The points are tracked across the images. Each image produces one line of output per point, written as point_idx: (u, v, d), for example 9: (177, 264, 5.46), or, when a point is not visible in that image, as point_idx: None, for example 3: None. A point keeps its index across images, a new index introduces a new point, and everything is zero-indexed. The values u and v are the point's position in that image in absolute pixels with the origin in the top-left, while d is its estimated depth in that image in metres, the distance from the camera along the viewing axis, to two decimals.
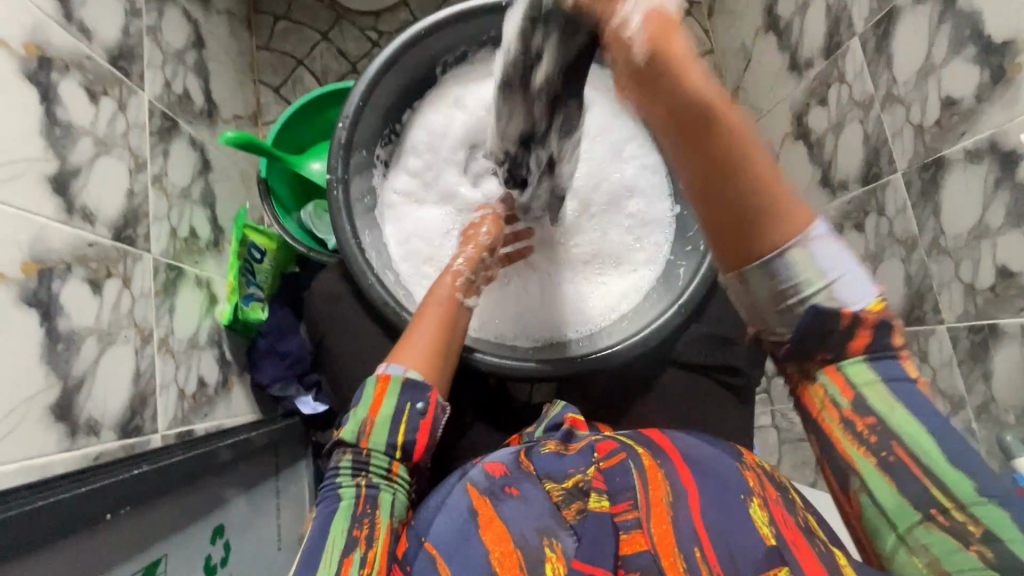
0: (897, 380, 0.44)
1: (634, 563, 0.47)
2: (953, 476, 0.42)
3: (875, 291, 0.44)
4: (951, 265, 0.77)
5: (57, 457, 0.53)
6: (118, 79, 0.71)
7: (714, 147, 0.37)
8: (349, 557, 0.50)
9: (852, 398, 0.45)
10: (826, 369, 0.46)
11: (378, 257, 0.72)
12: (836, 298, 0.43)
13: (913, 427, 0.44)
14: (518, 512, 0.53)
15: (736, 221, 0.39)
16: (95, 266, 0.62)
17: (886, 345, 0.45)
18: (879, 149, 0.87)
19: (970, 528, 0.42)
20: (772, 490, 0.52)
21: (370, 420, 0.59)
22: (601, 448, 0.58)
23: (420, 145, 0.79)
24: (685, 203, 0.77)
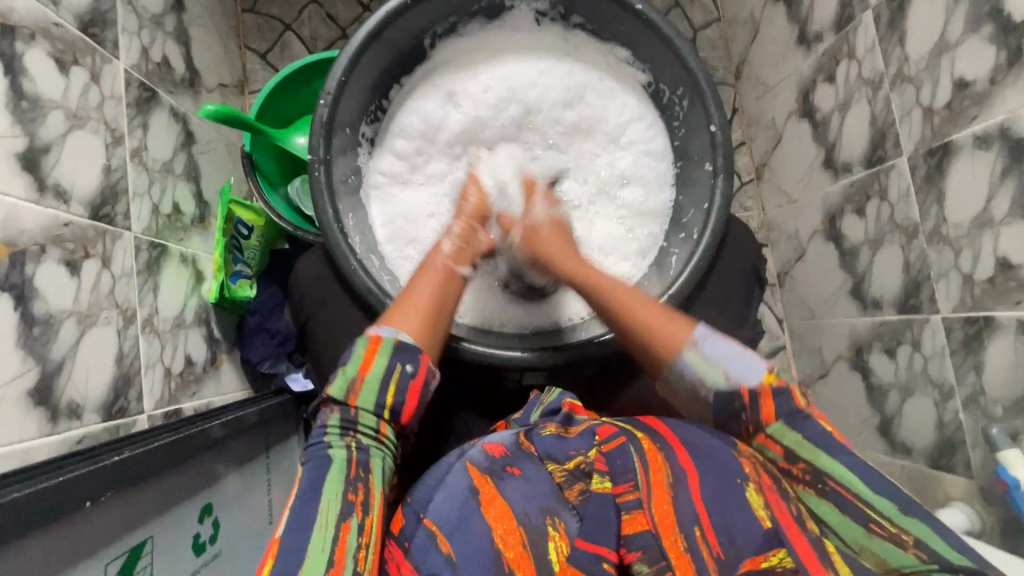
0: (812, 430, 0.50)
1: (635, 543, 0.49)
2: (877, 497, 0.47)
3: (762, 366, 0.55)
4: (951, 255, 0.75)
5: (38, 441, 0.53)
6: (89, 47, 0.67)
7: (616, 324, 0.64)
8: (347, 523, 0.49)
9: (781, 451, 0.52)
10: (758, 437, 0.54)
11: (362, 241, 0.71)
12: (729, 379, 0.56)
13: (836, 464, 0.49)
14: (520, 491, 0.53)
15: (643, 334, 0.62)
16: (71, 247, 0.60)
17: (793, 410, 0.52)
18: (886, 131, 0.84)
19: (903, 537, 0.45)
20: (767, 476, 0.50)
21: (360, 378, 0.56)
22: (602, 430, 0.57)
23: (411, 126, 0.76)
24: (681, 188, 0.74)
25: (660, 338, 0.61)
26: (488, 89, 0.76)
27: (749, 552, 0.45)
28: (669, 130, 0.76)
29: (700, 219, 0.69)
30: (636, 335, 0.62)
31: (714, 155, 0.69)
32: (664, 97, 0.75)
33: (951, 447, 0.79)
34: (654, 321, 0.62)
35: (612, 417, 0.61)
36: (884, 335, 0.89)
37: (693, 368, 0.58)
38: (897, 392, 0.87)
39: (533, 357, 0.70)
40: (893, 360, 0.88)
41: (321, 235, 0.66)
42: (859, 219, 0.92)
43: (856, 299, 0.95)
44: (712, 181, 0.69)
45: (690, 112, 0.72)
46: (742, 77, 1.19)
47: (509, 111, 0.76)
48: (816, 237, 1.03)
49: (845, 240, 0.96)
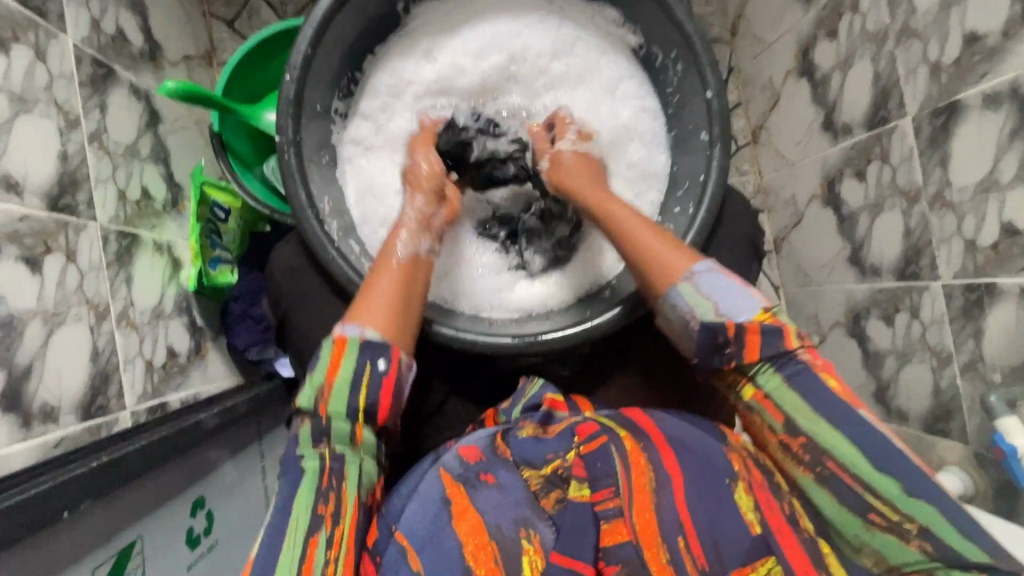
0: (816, 395, 0.48)
1: (615, 556, 0.49)
2: (881, 479, 0.46)
3: (756, 303, 0.52)
4: (953, 220, 0.73)
5: (12, 449, 0.51)
6: (32, 22, 0.62)
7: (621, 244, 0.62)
8: (314, 538, 0.48)
9: (780, 419, 0.50)
10: (751, 393, 0.51)
11: (340, 225, 0.67)
12: (718, 314, 0.53)
13: (841, 443, 0.47)
14: (494, 501, 0.52)
15: (638, 258, 0.59)
16: (30, 243, 0.57)
17: (780, 350, 0.50)
18: (889, 90, 0.80)
19: (907, 526, 0.45)
20: (759, 472, 0.50)
21: (329, 384, 0.54)
22: (581, 431, 0.56)
23: (383, 87, 0.71)
24: (676, 158, 0.70)
25: (659, 265, 0.58)
26: (467, 49, 0.71)
27: (735, 562, 0.46)
28: (663, 97, 0.72)
29: (696, 193, 0.66)
30: (636, 257, 0.60)
31: (710, 122, 0.66)
32: (656, 61, 0.70)
33: (947, 413, 0.78)
34: (650, 246, 0.59)
35: (594, 412, 0.59)
36: (882, 302, 0.88)
37: (680, 297, 0.55)
38: (894, 359, 0.87)
39: (522, 344, 0.64)
40: (890, 327, 0.87)
41: (295, 221, 0.62)
42: (859, 183, 0.89)
43: (854, 266, 0.93)
44: (709, 152, 0.66)
45: (684, 77, 0.67)
46: (738, 34, 1.13)
47: (492, 69, 0.72)
48: (814, 202, 1.00)
49: (844, 206, 0.93)
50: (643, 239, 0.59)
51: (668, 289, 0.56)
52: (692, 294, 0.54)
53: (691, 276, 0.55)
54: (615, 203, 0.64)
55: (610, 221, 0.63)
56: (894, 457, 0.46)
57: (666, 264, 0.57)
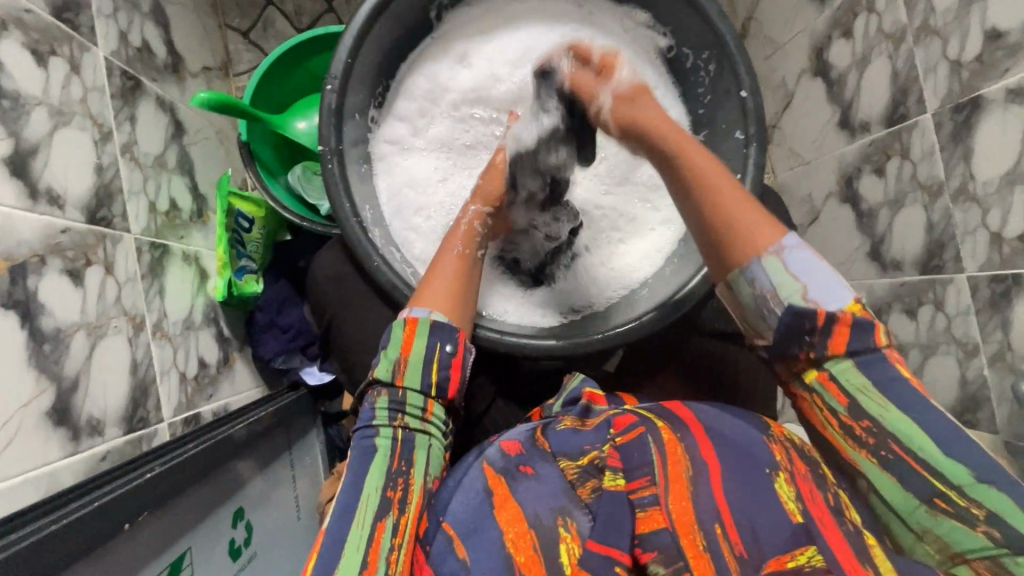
0: (884, 378, 0.46)
1: (651, 542, 0.46)
2: (950, 466, 0.44)
3: (849, 293, 0.48)
4: (978, 213, 0.74)
5: (62, 463, 0.51)
6: (66, 35, 0.62)
7: (704, 190, 0.54)
8: (382, 523, 0.49)
9: (845, 402, 0.47)
10: (815, 375, 0.49)
11: (382, 233, 0.67)
12: (808, 299, 0.48)
13: (907, 425, 0.45)
14: (533, 493, 0.50)
15: (719, 213, 0.53)
16: (72, 255, 0.56)
17: (867, 344, 0.47)
18: (909, 87, 0.81)
19: (974, 512, 0.43)
20: (802, 463, 0.49)
21: (403, 359, 0.56)
22: (619, 422, 0.53)
23: (420, 90, 0.72)
24: (709, 158, 0.71)
25: (743, 231, 0.51)
26: (502, 57, 0.72)
27: (773, 552, 0.44)
28: (692, 98, 0.73)
29: None
30: (721, 208, 0.52)
31: (745, 123, 0.66)
32: (687, 62, 0.71)
33: (974, 404, 0.79)
34: (734, 204, 0.52)
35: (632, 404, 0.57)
36: (903, 296, 0.88)
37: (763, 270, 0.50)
38: (917, 352, 0.87)
39: (567, 346, 0.64)
40: (913, 321, 0.87)
41: (340, 229, 0.62)
42: (878, 179, 0.90)
43: (873, 261, 0.94)
44: (744, 151, 0.66)
45: (718, 78, 0.68)
46: (748, 36, 1.15)
47: (529, 81, 0.71)
48: (830, 199, 1.01)
49: (862, 202, 0.94)
50: (730, 201, 0.52)
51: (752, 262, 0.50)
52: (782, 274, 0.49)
53: (784, 249, 0.49)
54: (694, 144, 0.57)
55: (695, 171, 0.54)
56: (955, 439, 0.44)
57: (754, 229, 0.51)
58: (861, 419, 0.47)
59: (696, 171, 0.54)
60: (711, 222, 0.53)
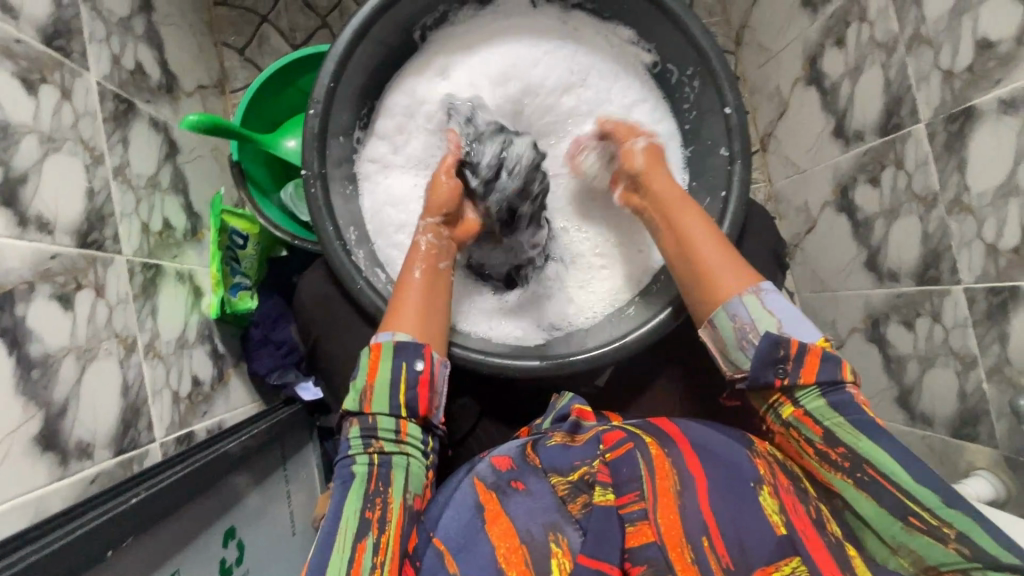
0: (854, 413, 0.50)
1: (641, 556, 0.45)
2: (920, 489, 0.46)
3: (818, 334, 0.55)
4: (973, 224, 0.73)
5: (50, 488, 0.52)
6: (57, 62, 0.63)
7: (700, 238, 0.60)
8: (361, 544, 0.49)
9: (820, 432, 0.51)
10: (792, 411, 0.53)
11: (366, 254, 0.67)
12: (782, 330, 0.54)
13: (878, 451, 0.48)
14: (526, 509, 0.51)
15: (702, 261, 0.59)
16: (62, 281, 0.57)
17: (835, 378, 0.52)
18: (902, 97, 0.80)
19: (944, 530, 0.45)
20: (784, 477, 0.50)
21: (370, 386, 0.57)
22: (608, 437, 0.54)
23: (399, 108, 0.72)
24: (695, 173, 0.71)
25: (718, 278, 0.57)
26: (483, 77, 0.72)
27: (760, 562, 0.43)
28: (679, 114, 0.72)
29: (718, 209, 0.66)
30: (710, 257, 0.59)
31: (729, 139, 0.65)
32: (671, 78, 0.71)
33: (974, 417, 0.78)
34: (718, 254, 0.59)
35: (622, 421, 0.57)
36: (901, 307, 0.87)
37: (744, 309, 0.55)
38: (916, 363, 0.86)
39: (552, 367, 0.64)
40: (911, 331, 0.86)
41: (321, 250, 0.63)
42: (873, 189, 0.89)
43: (871, 271, 0.92)
44: (728, 168, 0.66)
45: (702, 94, 0.68)
46: (743, 43, 1.14)
47: (506, 99, 0.72)
48: (827, 208, 1.00)
49: (858, 212, 0.93)
50: (712, 249, 0.59)
51: (734, 297, 0.56)
52: (761, 311, 0.55)
53: (762, 293, 0.56)
54: (689, 205, 0.63)
55: (664, 200, 0.64)
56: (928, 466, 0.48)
57: (728, 276, 0.57)
58: (835, 446, 0.50)
59: (692, 226, 0.61)
60: (697, 269, 0.59)
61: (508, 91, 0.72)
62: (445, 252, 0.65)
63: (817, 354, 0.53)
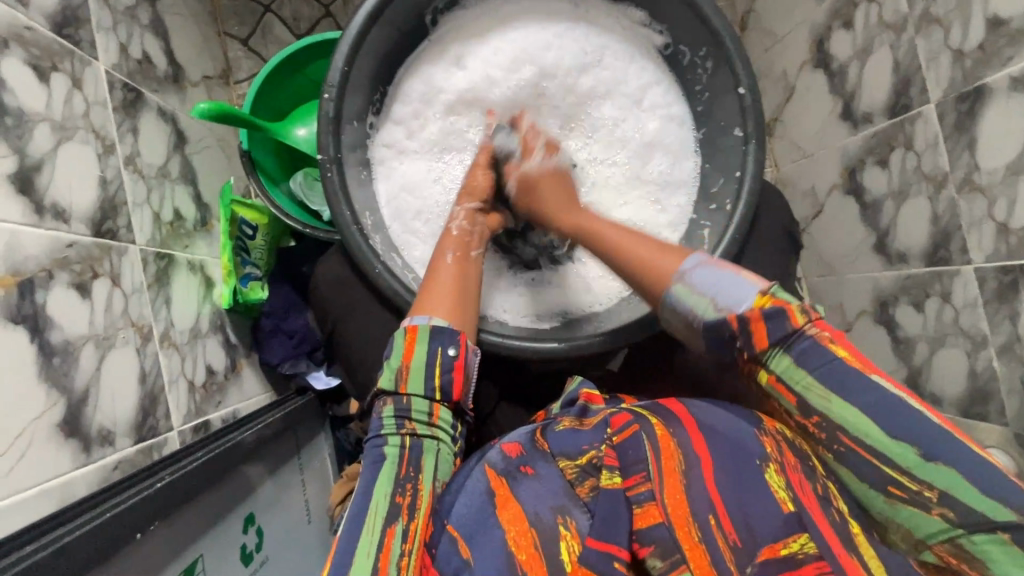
0: (821, 368, 0.47)
1: (648, 537, 0.46)
2: (898, 450, 0.44)
3: (753, 288, 0.51)
4: (984, 203, 0.73)
5: (75, 474, 0.52)
6: (66, 50, 0.62)
7: (621, 246, 0.60)
8: (392, 528, 0.49)
9: (795, 400, 0.48)
10: (765, 377, 0.50)
11: (382, 240, 0.67)
12: (717, 308, 0.52)
13: (848, 413, 0.45)
14: (534, 492, 0.50)
15: (634, 267, 0.59)
16: (79, 269, 0.57)
17: (788, 331, 0.48)
18: (911, 78, 0.80)
19: (927, 495, 0.43)
20: (792, 454, 0.48)
21: (404, 368, 0.57)
22: (616, 420, 0.53)
23: (416, 93, 0.72)
24: (708, 155, 0.71)
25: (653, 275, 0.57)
26: (497, 59, 0.72)
27: (767, 539, 0.43)
28: (691, 95, 0.72)
29: (733, 189, 0.66)
30: (632, 264, 0.59)
31: (743, 118, 0.65)
32: (684, 59, 0.71)
33: (984, 396, 0.78)
34: (641, 255, 0.58)
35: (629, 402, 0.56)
36: (910, 288, 0.87)
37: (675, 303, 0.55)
38: (925, 344, 0.86)
39: (567, 347, 0.64)
40: (920, 312, 0.86)
41: (339, 236, 0.63)
42: (882, 171, 0.89)
43: (879, 253, 0.93)
44: (743, 148, 0.66)
45: (714, 75, 0.68)
46: (748, 28, 1.14)
47: (522, 83, 0.72)
48: (834, 191, 1.00)
49: (867, 194, 0.93)
50: (633, 250, 0.59)
51: (665, 293, 0.56)
52: (692, 299, 0.54)
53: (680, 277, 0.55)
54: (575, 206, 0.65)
55: (589, 225, 0.63)
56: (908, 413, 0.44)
57: (659, 267, 0.57)
58: (809, 414, 0.48)
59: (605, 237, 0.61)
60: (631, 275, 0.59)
61: (523, 73, 0.72)
62: (477, 240, 0.67)
63: (752, 314, 0.49)
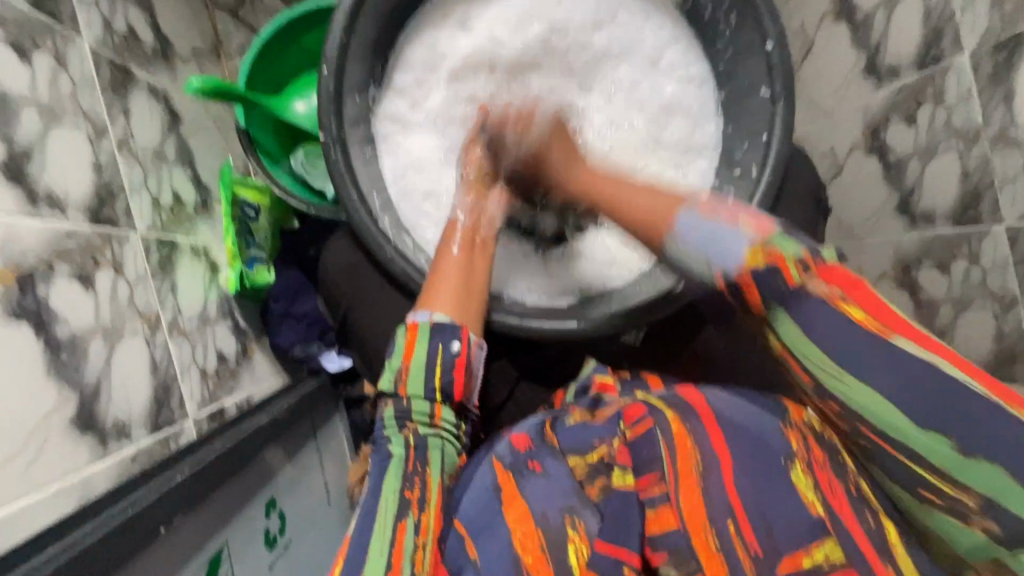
0: (834, 342, 0.41)
1: (663, 543, 0.45)
2: (930, 444, 0.40)
3: (745, 237, 0.44)
4: (1020, 158, 0.70)
5: (93, 469, 0.52)
6: (47, 26, 0.59)
7: (616, 193, 0.52)
8: (402, 523, 0.47)
9: (808, 378, 0.44)
10: (776, 345, 0.45)
11: (392, 218, 0.64)
12: (710, 264, 0.45)
13: (877, 408, 0.41)
14: (542, 491, 0.49)
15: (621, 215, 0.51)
16: (80, 259, 0.55)
17: (783, 287, 0.42)
18: (944, 26, 0.76)
19: (965, 502, 0.40)
20: (821, 451, 0.46)
21: (405, 367, 0.54)
22: (629, 414, 0.51)
23: (419, 60, 0.68)
24: (732, 117, 0.67)
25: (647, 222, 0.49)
26: (504, 19, 0.69)
27: (788, 549, 0.42)
28: (712, 53, 0.68)
29: (758, 154, 0.62)
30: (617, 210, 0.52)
31: (771, 78, 0.61)
32: (704, 13, 0.66)
33: (1010, 358, 0.76)
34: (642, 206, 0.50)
35: (641, 393, 0.54)
36: (935, 250, 0.84)
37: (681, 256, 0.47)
38: (949, 307, 0.83)
39: (587, 327, 0.63)
40: (945, 275, 0.83)
41: (348, 220, 0.61)
42: (908, 128, 0.85)
43: (901, 214, 0.88)
44: (770, 109, 0.62)
45: (739, 30, 0.63)
46: None
47: (530, 42, 0.69)
48: (855, 151, 0.95)
49: (890, 153, 0.88)
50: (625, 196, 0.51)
51: (659, 247, 0.49)
52: (692, 256, 0.46)
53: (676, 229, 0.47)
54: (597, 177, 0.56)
55: (575, 176, 0.58)
56: (941, 388, 0.40)
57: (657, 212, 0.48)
58: (829, 402, 0.44)
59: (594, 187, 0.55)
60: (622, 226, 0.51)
61: (532, 34, 0.68)
62: (489, 233, 0.65)
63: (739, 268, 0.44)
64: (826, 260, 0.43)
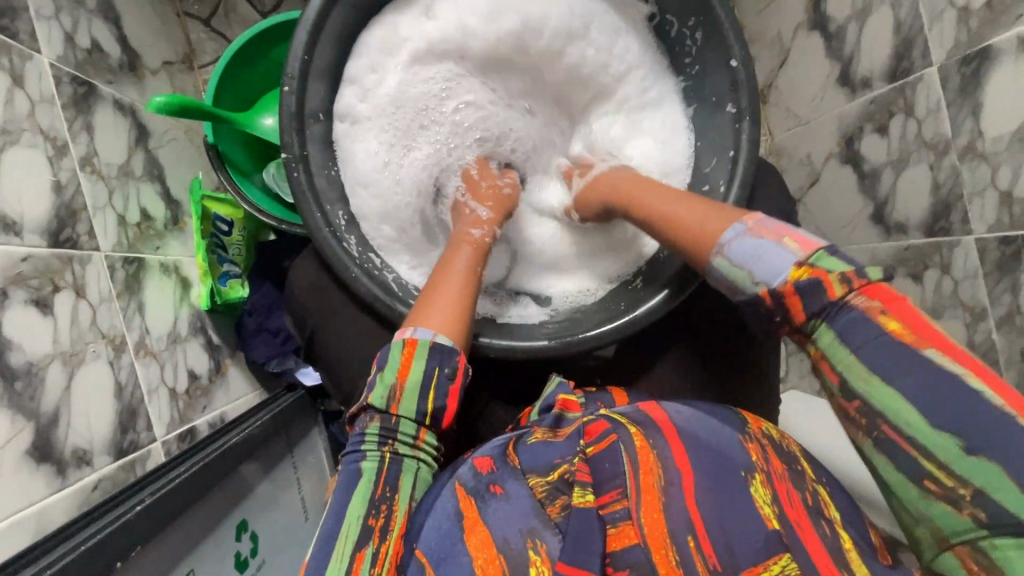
0: (865, 345, 0.40)
1: (623, 560, 0.43)
2: (937, 438, 0.37)
3: (791, 256, 0.43)
4: (987, 171, 0.71)
5: (49, 500, 0.51)
6: (3, 44, 0.57)
7: (672, 207, 0.54)
8: (361, 553, 0.47)
9: (836, 379, 0.42)
10: (811, 354, 0.44)
11: (358, 241, 0.65)
12: (754, 281, 0.45)
13: (891, 394, 0.39)
14: (503, 515, 0.47)
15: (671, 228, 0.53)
16: (38, 284, 0.54)
17: (825, 304, 0.42)
18: (912, 39, 0.76)
19: (961, 493, 0.36)
20: (779, 462, 0.48)
21: (399, 385, 0.53)
22: (590, 431, 0.51)
23: (380, 54, 0.66)
24: (701, 132, 0.67)
25: (692, 236, 0.51)
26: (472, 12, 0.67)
27: (748, 561, 0.41)
28: (680, 68, 0.68)
29: (726, 169, 0.63)
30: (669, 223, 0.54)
31: (736, 94, 0.61)
32: (671, 30, 0.66)
33: None
34: (693, 220, 0.51)
35: (606, 410, 0.54)
36: (908, 259, 0.85)
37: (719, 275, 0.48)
38: None
39: (560, 346, 0.62)
40: (918, 284, 0.84)
41: (309, 236, 0.60)
42: (880, 139, 0.85)
43: (877, 224, 0.89)
44: (736, 125, 0.62)
45: (705, 47, 0.63)
46: None
47: (500, 38, 0.68)
48: (831, 160, 0.96)
49: (864, 163, 0.89)
50: (673, 209, 0.54)
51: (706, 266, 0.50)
52: (731, 271, 0.47)
53: (722, 245, 0.48)
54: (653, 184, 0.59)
55: (630, 191, 0.60)
56: (946, 384, 0.37)
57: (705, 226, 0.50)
58: (851, 398, 0.41)
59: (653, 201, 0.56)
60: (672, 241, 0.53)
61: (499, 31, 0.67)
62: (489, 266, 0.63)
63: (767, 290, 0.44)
64: (871, 279, 0.42)
